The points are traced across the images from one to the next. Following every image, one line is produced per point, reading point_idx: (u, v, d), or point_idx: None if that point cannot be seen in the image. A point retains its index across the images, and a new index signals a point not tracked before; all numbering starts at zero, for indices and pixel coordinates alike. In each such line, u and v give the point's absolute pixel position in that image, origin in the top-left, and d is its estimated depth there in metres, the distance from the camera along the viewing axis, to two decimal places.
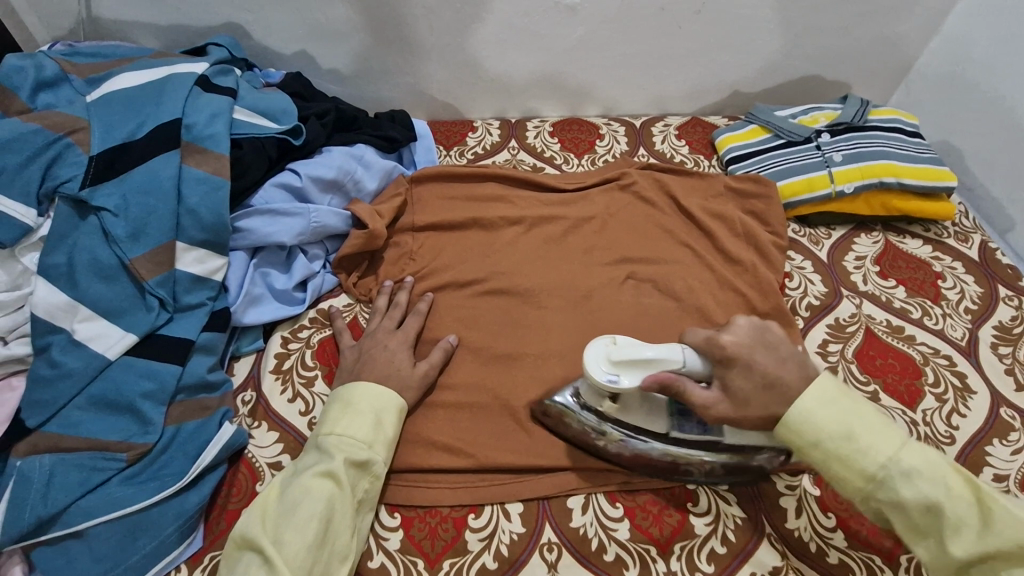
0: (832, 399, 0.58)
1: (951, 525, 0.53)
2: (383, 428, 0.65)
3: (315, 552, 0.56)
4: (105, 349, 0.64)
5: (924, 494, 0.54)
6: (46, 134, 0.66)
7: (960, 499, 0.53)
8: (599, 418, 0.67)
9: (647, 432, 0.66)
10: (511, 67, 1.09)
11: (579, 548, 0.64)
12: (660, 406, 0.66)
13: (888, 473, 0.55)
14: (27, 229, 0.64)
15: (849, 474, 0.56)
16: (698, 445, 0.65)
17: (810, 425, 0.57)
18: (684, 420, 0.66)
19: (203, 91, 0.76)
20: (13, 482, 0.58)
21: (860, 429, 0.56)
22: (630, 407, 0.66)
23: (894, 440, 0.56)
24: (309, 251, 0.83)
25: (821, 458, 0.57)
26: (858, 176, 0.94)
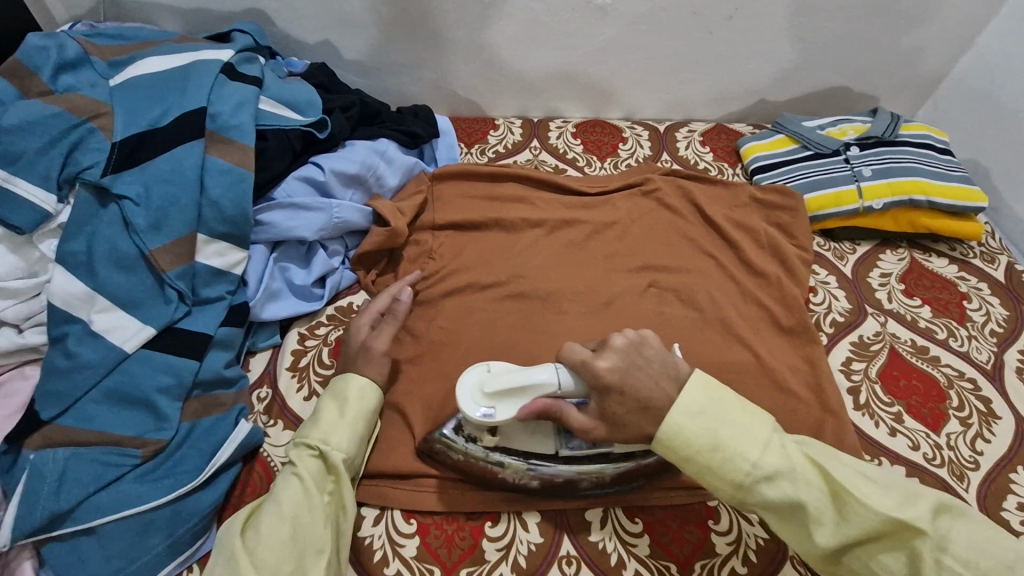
0: (701, 408, 0.55)
1: (813, 520, 0.52)
2: (345, 418, 0.63)
3: (286, 551, 0.54)
4: (122, 341, 0.63)
5: (788, 494, 0.52)
6: (68, 118, 0.65)
7: (821, 495, 0.52)
8: (485, 449, 0.66)
9: (537, 456, 0.66)
10: (537, 65, 1.07)
11: (596, 562, 0.63)
12: (546, 430, 0.66)
13: (755, 479, 0.53)
14: (46, 215, 0.62)
15: (722, 485, 0.54)
16: (591, 456, 0.65)
17: (679, 438, 0.54)
18: (570, 437, 0.66)
19: (229, 80, 0.74)
20: (26, 475, 0.56)
21: (727, 437, 0.54)
22: (512, 434, 0.66)
23: (758, 444, 0.54)
24: (329, 247, 0.81)
25: (694, 471, 0.55)
26: (887, 192, 0.93)
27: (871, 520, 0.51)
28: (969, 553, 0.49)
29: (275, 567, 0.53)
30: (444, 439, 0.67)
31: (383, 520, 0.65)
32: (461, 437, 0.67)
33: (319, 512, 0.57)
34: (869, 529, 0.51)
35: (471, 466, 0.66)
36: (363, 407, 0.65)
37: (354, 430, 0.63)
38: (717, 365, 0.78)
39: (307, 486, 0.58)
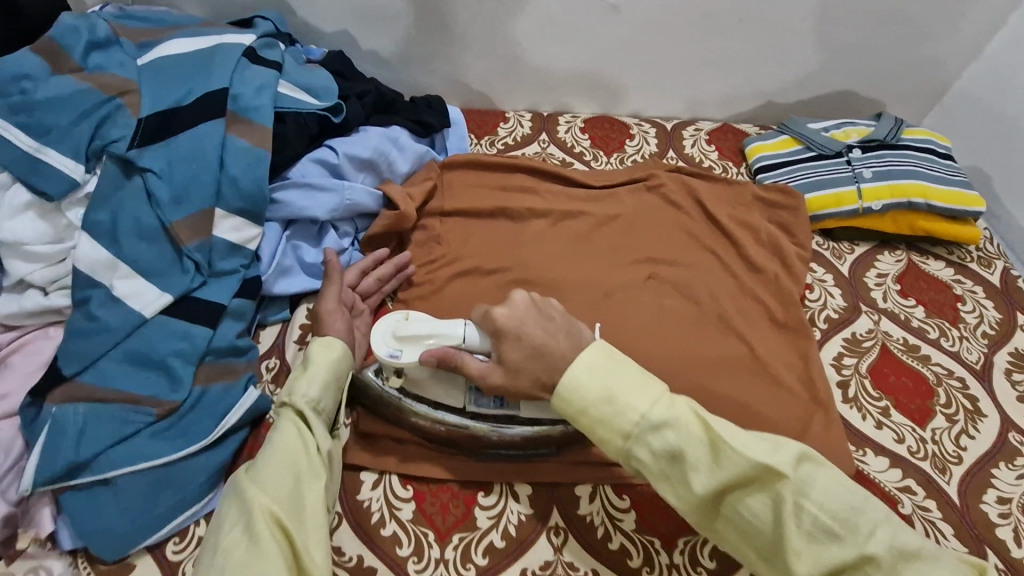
0: (601, 365, 0.59)
1: (690, 467, 0.55)
2: (311, 369, 0.65)
3: (282, 476, 0.56)
4: (141, 307, 0.66)
5: (671, 444, 0.55)
6: (98, 94, 0.68)
7: (699, 443, 0.55)
8: (399, 393, 0.70)
9: (446, 405, 0.69)
10: (550, 60, 1.10)
11: (584, 534, 0.66)
12: (458, 383, 0.69)
13: (642, 428, 0.56)
14: (74, 184, 0.66)
15: (611, 435, 0.57)
16: (497, 417, 0.69)
17: (577, 392, 0.58)
18: (481, 394, 0.69)
19: (250, 63, 0.77)
20: (48, 427, 0.60)
21: (620, 390, 0.57)
22: (423, 382, 0.69)
23: (649, 396, 0.57)
24: (340, 228, 0.84)
25: (588, 423, 0.58)
26: (887, 194, 0.94)
27: (741, 466, 0.53)
28: (826, 498, 0.51)
29: (274, 490, 0.55)
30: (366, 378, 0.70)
31: (381, 486, 0.68)
32: (380, 379, 0.70)
33: (309, 445, 0.60)
34: (737, 474, 0.53)
35: (382, 405, 0.70)
36: (327, 357, 0.67)
37: (324, 377, 0.65)
38: (711, 356, 0.81)
39: (293, 426, 0.61)
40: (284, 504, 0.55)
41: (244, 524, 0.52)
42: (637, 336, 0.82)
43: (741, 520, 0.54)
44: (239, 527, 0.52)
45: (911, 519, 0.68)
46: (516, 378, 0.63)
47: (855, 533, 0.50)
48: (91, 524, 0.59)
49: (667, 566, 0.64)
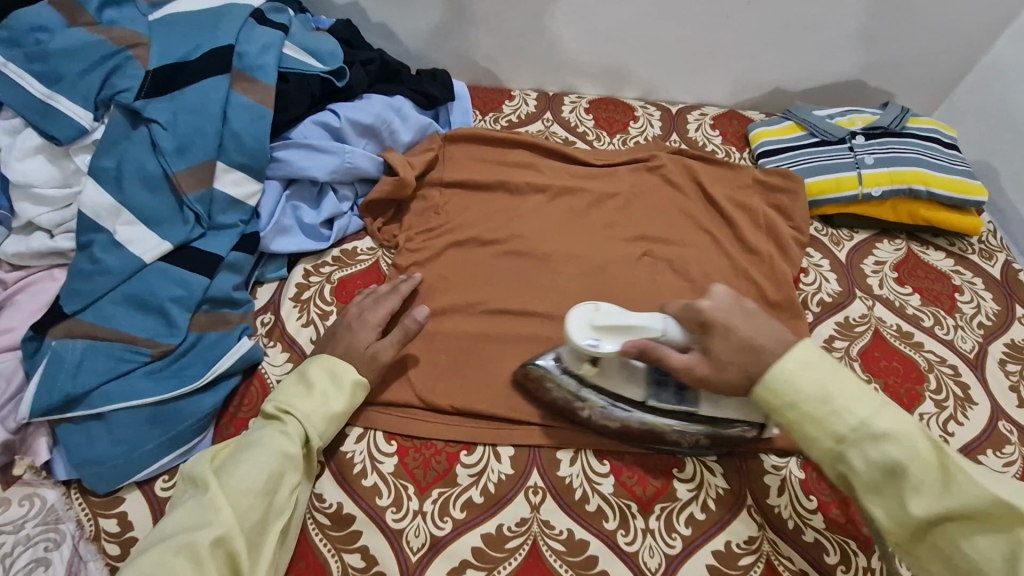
0: (814, 363, 0.57)
1: (911, 486, 0.53)
2: (334, 402, 0.65)
3: (255, 500, 0.57)
4: (142, 252, 0.68)
5: (890, 456, 0.53)
6: (110, 45, 0.71)
7: (927, 464, 0.53)
8: (580, 383, 0.68)
9: (626, 399, 0.67)
10: (557, 40, 1.10)
11: (562, 495, 0.66)
12: (638, 374, 0.66)
13: (860, 434, 0.54)
14: (82, 130, 0.68)
15: (822, 436, 0.56)
16: (674, 412, 0.66)
17: (788, 386, 0.57)
18: (661, 389, 0.65)
19: (257, 24, 0.79)
20: (48, 359, 0.62)
21: (836, 389, 0.56)
22: (608, 374, 0.66)
23: (871, 405, 0.55)
24: (339, 192, 0.86)
25: (796, 418, 0.56)
26: (887, 181, 0.94)
27: (974, 497, 0.51)
28: None
29: (243, 513, 0.56)
30: (544, 366, 0.69)
31: (365, 440, 0.69)
32: (562, 368, 0.69)
33: (293, 476, 0.60)
34: (966, 505, 0.51)
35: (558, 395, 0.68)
36: (354, 397, 0.67)
37: (340, 417, 0.65)
38: None
39: (291, 449, 0.61)
40: (245, 532, 0.55)
41: (199, 541, 0.52)
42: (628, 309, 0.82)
43: (958, 555, 0.52)
44: (194, 539, 0.52)
45: None
46: (726, 372, 0.59)
47: None
48: (85, 455, 0.61)
49: (643, 530, 0.64)
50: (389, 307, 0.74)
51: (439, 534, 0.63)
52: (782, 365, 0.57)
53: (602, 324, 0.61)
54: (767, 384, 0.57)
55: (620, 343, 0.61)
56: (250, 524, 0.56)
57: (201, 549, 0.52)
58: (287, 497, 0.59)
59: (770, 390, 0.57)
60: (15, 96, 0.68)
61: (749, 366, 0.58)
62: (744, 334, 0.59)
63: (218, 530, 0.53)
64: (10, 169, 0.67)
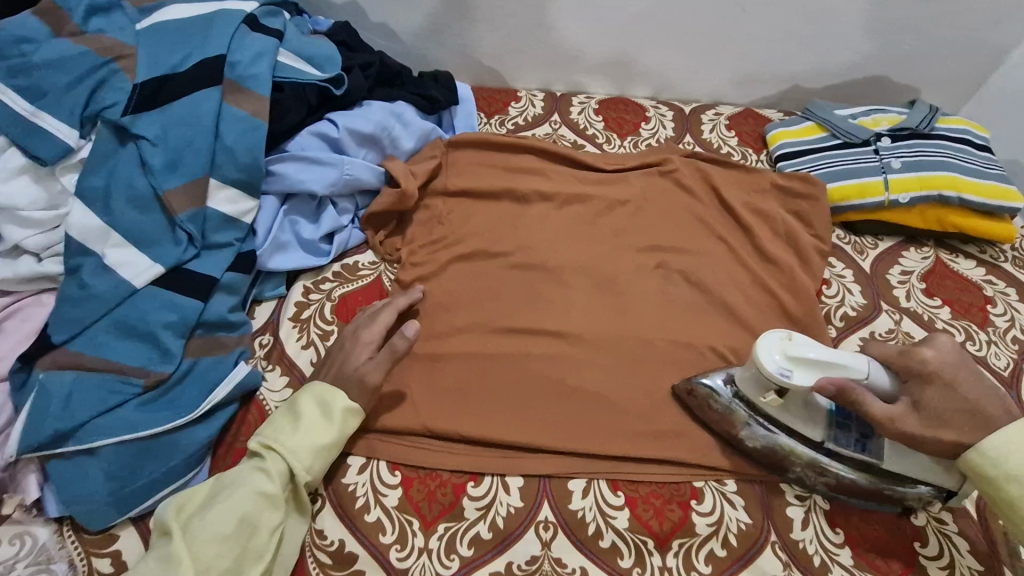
0: None
1: None
2: (323, 436, 0.62)
3: (225, 547, 0.55)
4: (132, 276, 0.65)
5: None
6: (95, 57, 0.67)
7: None
8: (751, 411, 0.66)
9: (801, 436, 0.65)
10: (567, 37, 1.06)
11: (574, 529, 0.63)
12: (821, 413, 0.64)
13: None
14: (68, 149, 0.65)
15: None
16: (852, 460, 0.64)
17: (1011, 458, 0.56)
18: (842, 433, 0.64)
19: (250, 30, 0.75)
20: (36, 393, 0.59)
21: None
22: (790, 408, 0.64)
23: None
24: (339, 204, 0.83)
25: (1016, 491, 0.56)
26: (915, 186, 0.89)
27: None
28: None
29: (211, 562, 0.54)
30: (722, 388, 0.67)
31: (368, 470, 0.66)
32: (733, 393, 0.67)
33: (272, 517, 0.58)
34: None
35: (726, 420, 0.67)
36: (345, 427, 0.63)
37: (330, 449, 0.62)
38: (720, 351, 0.77)
39: (270, 487, 0.58)
40: None
41: None
42: (641, 324, 0.78)
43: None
44: None
45: (923, 531, 0.64)
46: (937, 429, 0.58)
47: None
48: (75, 492, 0.58)
49: (659, 568, 0.61)
50: (386, 322, 0.71)
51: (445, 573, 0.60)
52: (1005, 434, 0.57)
53: (801, 355, 0.59)
54: (983, 452, 0.57)
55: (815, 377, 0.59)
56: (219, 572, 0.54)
57: None
58: (264, 540, 0.57)
59: (989, 459, 0.57)
60: None
61: (965, 429, 0.58)
62: (967, 394, 0.58)
63: None
64: None
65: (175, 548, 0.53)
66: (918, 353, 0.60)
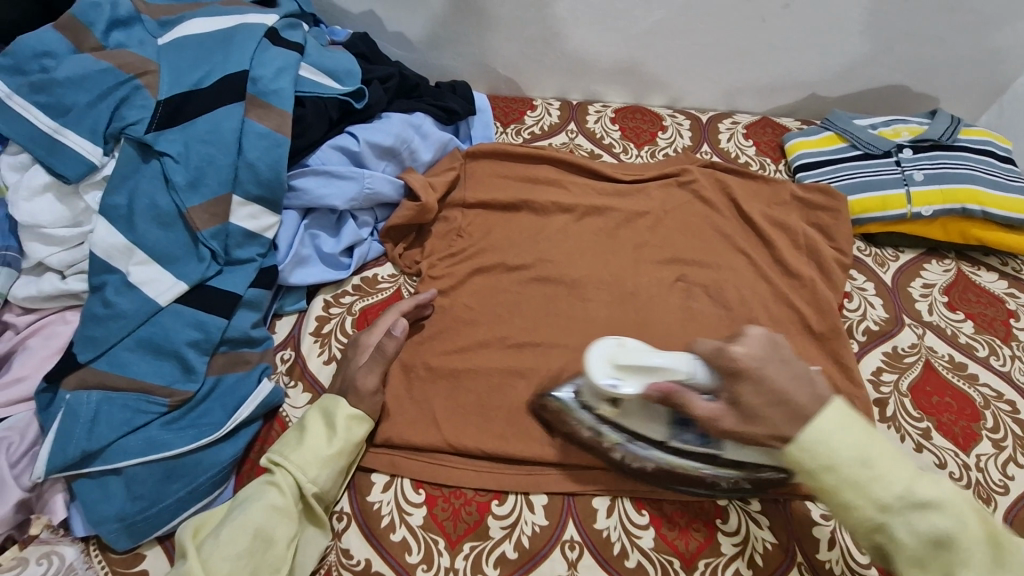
0: (849, 424, 0.52)
1: (961, 561, 0.48)
2: (328, 446, 0.62)
3: (239, 563, 0.54)
4: (157, 294, 0.65)
5: (938, 528, 0.49)
6: (118, 73, 0.67)
7: (974, 536, 0.49)
8: (599, 419, 0.64)
9: (649, 438, 0.63)
10: (583, 46, 1.05)
11: (599, 549, 0.63)
12: (660, 415, 0.61)
13: (905, 504, 0.49)
14: (92, 166, 0.65)
15: (865, 504, 0.50)
16: (699, 454, 0.62)
17: (827, 448, 0.50)
18: (684, 430, 0.61)
19: (272, 44, 0.75)
20: (62, 413, 0.59)
21: (877, 454, 0.50)
22: (630, 413, 0.62)
23: (907, 470, 0.51)
24: (359, 218, 0.82)
25: (834, 483, 0.50)
26: (938, 199, 0.88)
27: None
28: None
29: None
30: (567, 399, 0.66)
31: (392, 488, 0.66)
32: (579, 403, 0.66)
33: (285, 531, 0.57)
34: None
35: (580, 430, 0.66)
36: (351, 436, 0.63)
37: (336, 459, 0.62)
38: None
39: (280, 501, 0.59)
40: None
41: None
42: (662, 339, 0.78)
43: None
44: None
45: None
46: (754, 426, 0.54)
47: None
48: (101, 514, 0.58)
49: None
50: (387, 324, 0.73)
51: None
52: (819, 424, 0.51)
53: (625, 363, 0.58)
54: (799, 445, 0.51)
55: (642, 385, 0.58)
56: None
57: None
58: (279, 555, 0.56)
59: (803, 451, 0.51)
60: (18, 129, 0.65)
61: (780, 423, 0.53)
62: (778, 385, 0.53)
63: None
64: (17, 209, 0.64)
65: (189, 566, 0.53)
66: (729, 351, 0.55)
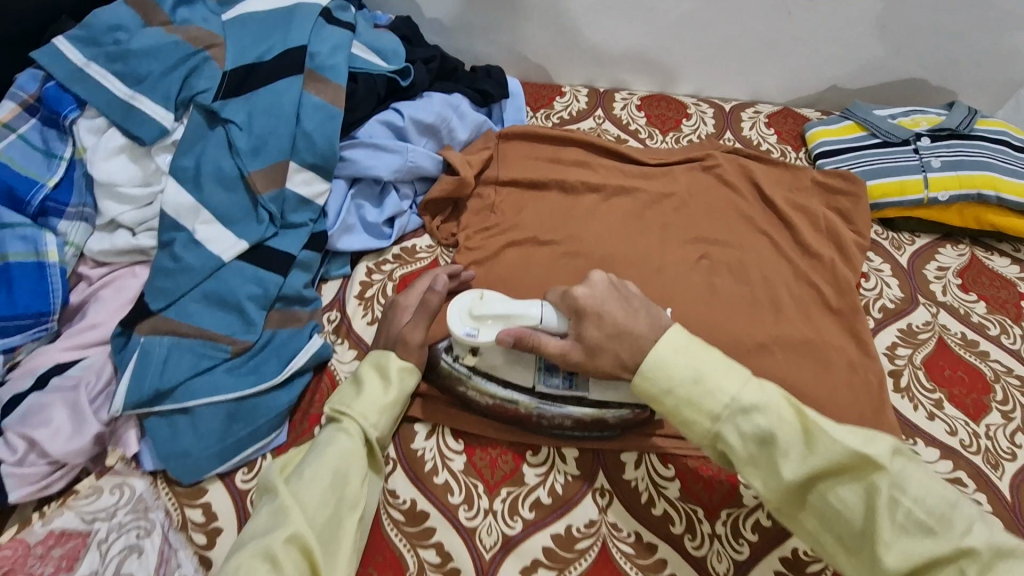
0: (684, 347, 0.59)
1: (780, 453, 0.53)
2: (387, 394, 0.66)
3: (324, 499, 0.58)
4: (221, 251, 0.70)
5: (760, 427, 0.54)
6: (186, 46, 0.72)
7: (790, 428, 0.54)
8: (470, 372, 0.70)
9: (517, 385, 0.70)
10: (611, 35, 1.09)
11: (627, 497, 0.67)
12: (529, 362, 0.69)
13: (732, 411, 0.55)
14: (164, 131, 0.70)
15: (699, 417, 0.56)
16: (565, 398, 0.69)
17: (662, 371, 0.58)
18: (550, 375, 0.69)
19: (326, 23, 0.80)
20: (137, 355, 0.64)
21: (707, 371, 0.57)
22: (497, 362, 0.69)
23: (737, 380, 0.56)
24: (401, 190, 0.87)
25: (673, 404, 0.58)
26: (954, 185, 0.92)
27: (836, 455, 0.51)
28: (922, 494, 0.49)
29: (315, 511, 0.57)
30: (439, 356, 0.72)
31: (434, 437, 0.70)
32: (450, 357, 0.71)
33: (359, 470, 0.61)
34: (831, 462, 0.52)
35: (451, 383, 0.71)
36: (405, 386, 0.68)
37: (394, 406, 0.66)
38: (762, 338, 0.80)
39: (351, 444, 0.62)
40: (320, 529, 0.56)
41: (271, 546, 0.53)
42: (686, 312, 0.82)
43: (828, 509, 0.52)
44: (268, 546, 0.53)
45: None
46: (598, 357, 0.63)
47: (952, 529, 0.48)
48: (170, 448, 0.63)
49: (709, 535, 0.65)
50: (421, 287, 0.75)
51: (510, 533, 0.64)
52: (654, 353, 0.58)
53: (479, 312, 0.65)
54: (643, 374, 0.58)
55: (496, 331, 0.65)
56: (322, 521, 0.57)
57: (275, 548, 0.53)
58: (355, 492, 0.60)
59: (646, 378, 0.58)
60: (96, 95, 0.70)
61: (623, 353, 0.61)
62: (616, 320, 0.62)
63: (291, 529, 0.54)
64: (97, 168, 0.69)
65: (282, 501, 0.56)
66: (571, 293, 0.65)
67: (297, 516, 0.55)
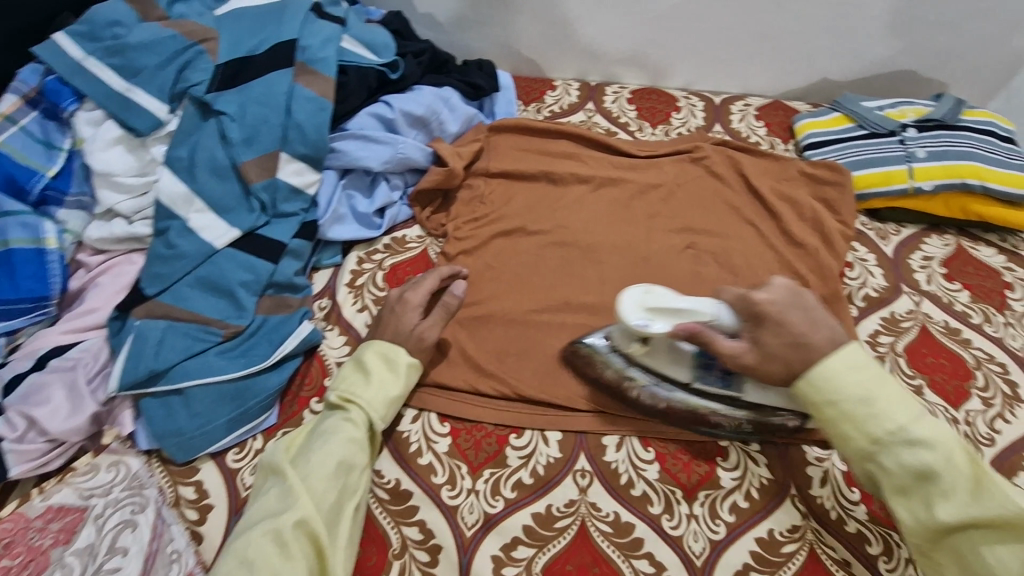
0: (855, 365, 0.59)
1: (941, 492, 0.54)
2: (393, 387, 0.68)
3: (331, 485, 0.60)
4: (214, 238, 0.72)
5: (923, 462, 0.54)
6: (182, 40, 0.74)
7: (960, 473, 0.54)
8: (627, 362, 0.71)
9: (671, 377, 0.70)
10: (602, 30, 1.10)
11: (607, 479, 0.69)
12: (685, 357, 0.68)
13: (895, 439, 0.56)
14: (159, 122, 0.73)
15: (859, 436, 0.57)
16: (717, 395, 0.69)
17: (828, 384, 0.58)
18: (706, 372, 0.68)
19: (318, 18, 0.83)
20: (133, 337, 0.67)
21: (878, 395, 0.57)
22: (656, 353, 0.69)
23: (908, 412, 0.57)
24: (391, 181, 0.89)
25: (833, 416, 0.58)
26: (940, 175, 0.92)
27: (1004, 509, 0.52)
28: None
29: (321, 496, 0.59)
30: (595, 347, 0.73)
31: (420, 421, 0.72)
32: (609, 347, 0.73)
33: (364, 458, 0.64)
34: (994, 514, 0.52)
35: (601, 371, 0.72)
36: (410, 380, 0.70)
37: (399, 399, 0.69)
38: None
39: (357, 433, 0.64)
40: (326, 513, 0.59)
41: (281, 529, 0.56)
42: None
43: (976, 561, 0.53)
44: (279, 528, 0.56)
45: None
46: (769, 363, 0.62)
47: None
48: (164, 427, 0.66)
49: (686, 516, 0.66)
50: (430, 287, 0.76)
51: (491, 512, 0.66)
52: (824, 364, 0.59)
53: (655, 304, 0.64)
54: (809, 383, 0.59)
55: (670, 324, 0.64)
56: (328, 506, 0.59)
57: (285, 531, 0.55)
58: (357, 479, 0.63)
59: (810, 387, 0.59)
60: (95, 88, 0.72)
61: (793, 362, 0.61)
62: (795, 329, 0.61)
63: (301, 513, 0.57)
64: (94, 158, 0.71)
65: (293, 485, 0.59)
66: (753, 297, 0.63)
67: (307, 501, 0.57)
